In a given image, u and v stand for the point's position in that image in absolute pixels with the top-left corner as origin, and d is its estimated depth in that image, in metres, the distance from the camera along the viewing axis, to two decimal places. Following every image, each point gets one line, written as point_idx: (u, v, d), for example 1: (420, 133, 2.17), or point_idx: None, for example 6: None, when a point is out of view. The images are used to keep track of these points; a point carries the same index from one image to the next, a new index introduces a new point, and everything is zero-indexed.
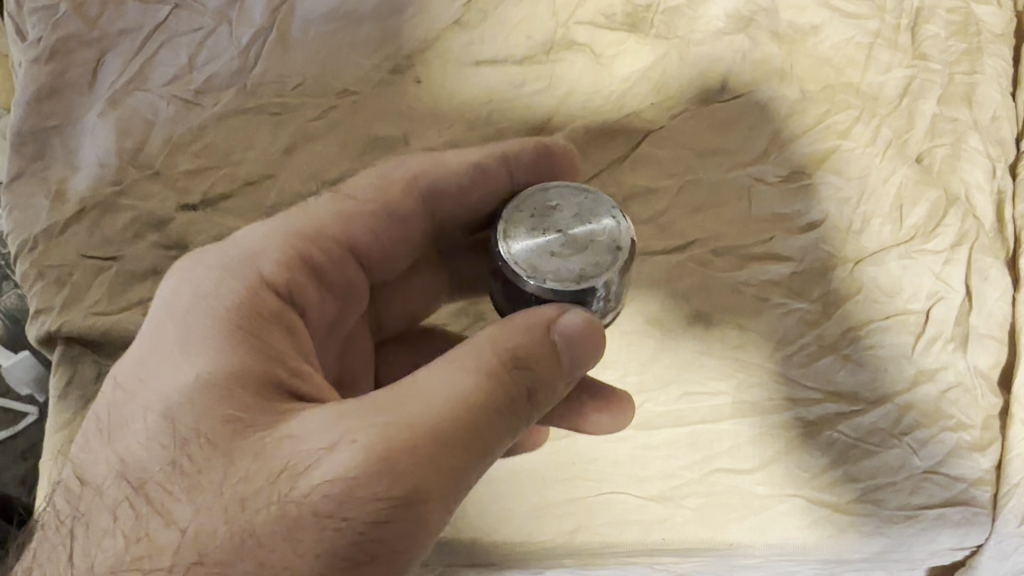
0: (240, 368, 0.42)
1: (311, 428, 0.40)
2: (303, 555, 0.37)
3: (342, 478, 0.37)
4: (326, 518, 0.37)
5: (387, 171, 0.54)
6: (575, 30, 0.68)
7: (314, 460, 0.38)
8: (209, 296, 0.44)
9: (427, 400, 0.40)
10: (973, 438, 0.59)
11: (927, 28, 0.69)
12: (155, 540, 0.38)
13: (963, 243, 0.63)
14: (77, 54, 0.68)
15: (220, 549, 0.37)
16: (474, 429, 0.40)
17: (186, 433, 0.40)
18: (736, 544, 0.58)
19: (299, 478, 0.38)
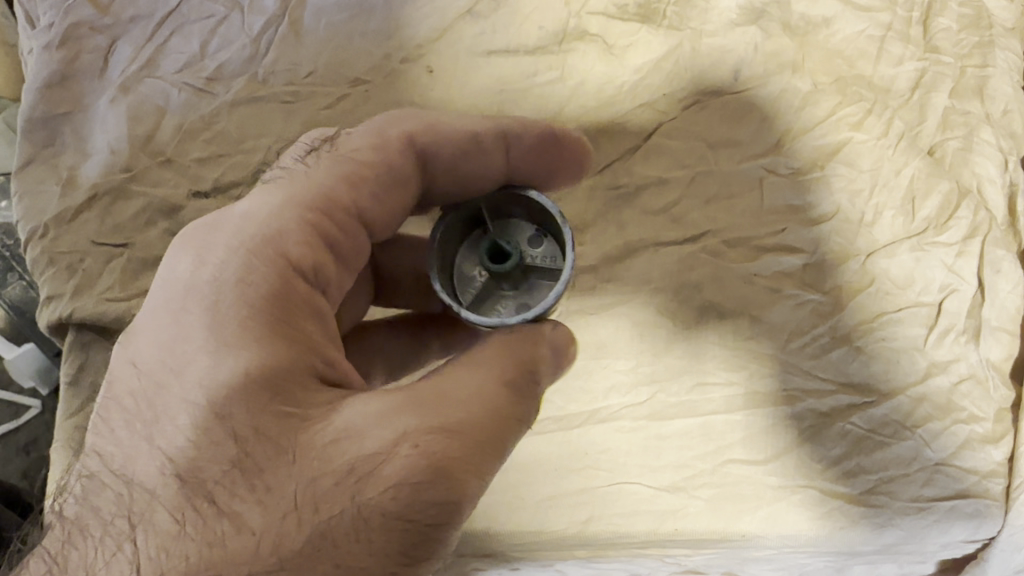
0: (291, 364, 0.41)
1: (366, 427, 0.40)
2: (375, 554, 0.39)
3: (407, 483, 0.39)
4: (393, 520, 0.39)
5: (421, 122, 0.51)
6: (587, 20, 0.68)
7: (379, 464, 0.39)
8: (254, 283, 0.42)
9: (469, 406, 0.41)
10: (985, 430, 0.59)
11: (939, 21, 0.69)
12: (228, 546, 0.38)
13: (976, 236, 0.62)
14: (89, 41, 0.68)
15: (294, 555, 0.38)
16: (508, 430, 0.42)
17: (241, 432, 0.40)
18: (748, 535, 0.58)
19: (365, 481, 0.39)
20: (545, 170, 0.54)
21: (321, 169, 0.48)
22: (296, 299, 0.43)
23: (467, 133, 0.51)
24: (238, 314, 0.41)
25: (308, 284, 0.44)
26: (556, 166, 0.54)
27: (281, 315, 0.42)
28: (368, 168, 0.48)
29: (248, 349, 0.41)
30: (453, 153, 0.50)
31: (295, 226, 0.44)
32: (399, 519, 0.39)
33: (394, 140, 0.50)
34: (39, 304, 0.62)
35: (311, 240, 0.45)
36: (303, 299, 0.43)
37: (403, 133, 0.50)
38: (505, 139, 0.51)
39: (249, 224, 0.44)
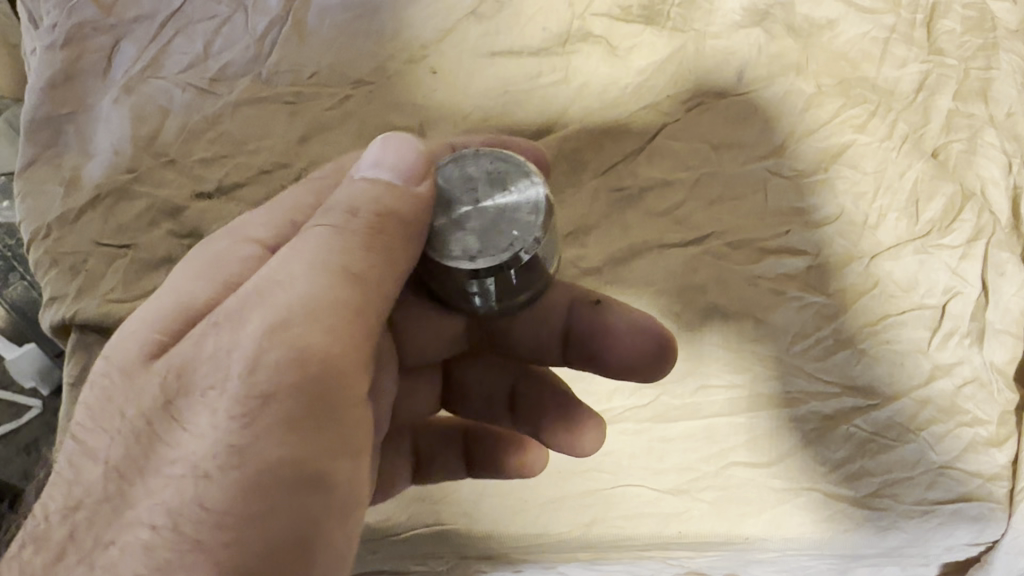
0: (187, 301, 0.41)
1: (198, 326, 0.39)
2: (203, 438, 0.36)
3: (213, 347, 0.37)
4: (209, 395, 0.37)
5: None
6: (591, 21, 0.68)
7: (192, 352, 0.38)
8: (191, 255, 0.44)
9: (273, 263, 0.39)
10: (989, 433, 0.59)
11: (943, 23, 0.69)
12: (83, 476, 0.38)
13: (979, 238, 0.62)
14: (93, 41, 0.68)
15: (131, 464, 0.37)
16: (325, 268, 0.38)
17: (114, 366, 0.40)
18: (752, 538, 0.59)
19: (186, 372, 0.38)
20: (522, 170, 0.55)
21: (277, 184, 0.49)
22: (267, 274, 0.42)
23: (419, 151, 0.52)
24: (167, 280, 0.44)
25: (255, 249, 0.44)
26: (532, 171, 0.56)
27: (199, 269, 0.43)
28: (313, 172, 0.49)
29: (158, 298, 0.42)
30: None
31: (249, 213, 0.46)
32: (218, 386, 0.37)
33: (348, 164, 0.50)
34: (43, 304, 0.62)
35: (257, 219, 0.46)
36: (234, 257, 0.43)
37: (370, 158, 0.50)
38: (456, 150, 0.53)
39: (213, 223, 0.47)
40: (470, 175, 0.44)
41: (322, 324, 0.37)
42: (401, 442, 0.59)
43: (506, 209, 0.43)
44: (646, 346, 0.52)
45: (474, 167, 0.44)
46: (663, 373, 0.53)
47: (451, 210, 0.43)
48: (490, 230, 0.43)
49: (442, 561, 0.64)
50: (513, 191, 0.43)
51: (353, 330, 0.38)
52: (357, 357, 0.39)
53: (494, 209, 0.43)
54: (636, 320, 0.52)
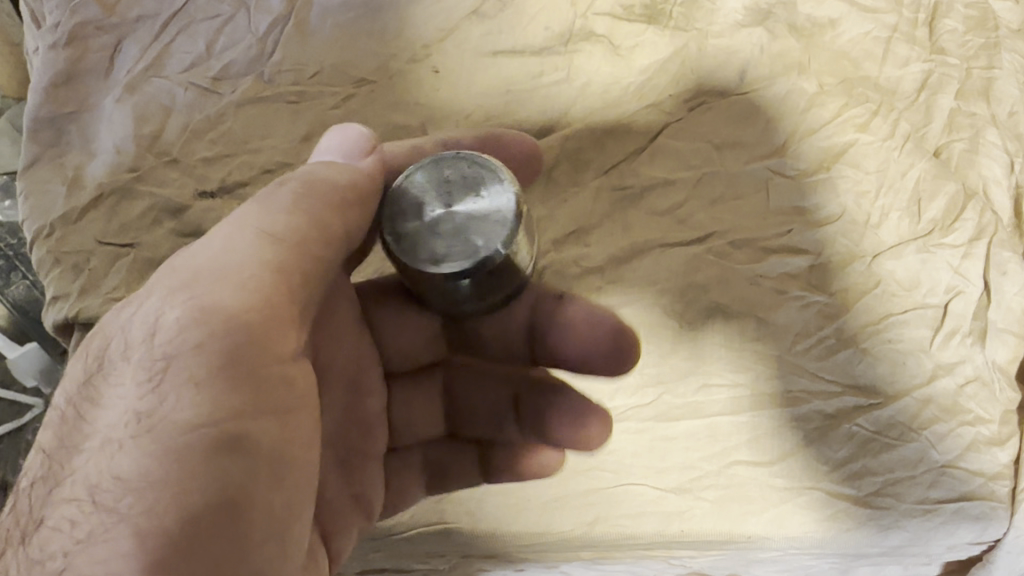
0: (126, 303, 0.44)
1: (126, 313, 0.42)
2: (120, 408, 0.39)
3: (134, 322, 0.41)
4: (126, 367, 0.40)
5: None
6: (593, 21, 0.68)
7: (118, 335, 0.41)
8: None
9: (195, 249, 0.43)
10: (991, 432, 0.59)
11: (945, 23, 0.69)
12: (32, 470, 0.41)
13: (982, 238, 0.62)
14: (95, 40, 0.68)
15: (60, 450, 0.40)
16: (243, 247, 0.42)
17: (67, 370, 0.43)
18: (753, 536, 0.59)
19: (111, 355, 0.41)
20: (514, 161, 0.56)
21: None
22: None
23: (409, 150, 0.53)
24: None
25: None
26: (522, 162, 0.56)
27: None
28: None
29: None
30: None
31: None
32: (133, 357, 0.40)
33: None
34: (46, 303, 0.62)
35: None
36: None
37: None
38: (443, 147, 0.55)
39: None
40: (445, 177, 0.46)
41: (231, 283, 0.40)
42: (411, 454, 0.60)
43: (473, 214, 0.45)
44: (606, 339, 0.53)
45: (452, 170, 0.46)
46: (630, 365, 0.53)
47: (423, 212, 0.46)
48: (457, 232, 0.45)
49: (444, 560, 0.65)
50: (483, 196, 0.45)
51: (266, 288, 0.41)
52: (271, 315, 0.41)
53: (464, 212, 0.45)
54: (597, 314, 0.53)
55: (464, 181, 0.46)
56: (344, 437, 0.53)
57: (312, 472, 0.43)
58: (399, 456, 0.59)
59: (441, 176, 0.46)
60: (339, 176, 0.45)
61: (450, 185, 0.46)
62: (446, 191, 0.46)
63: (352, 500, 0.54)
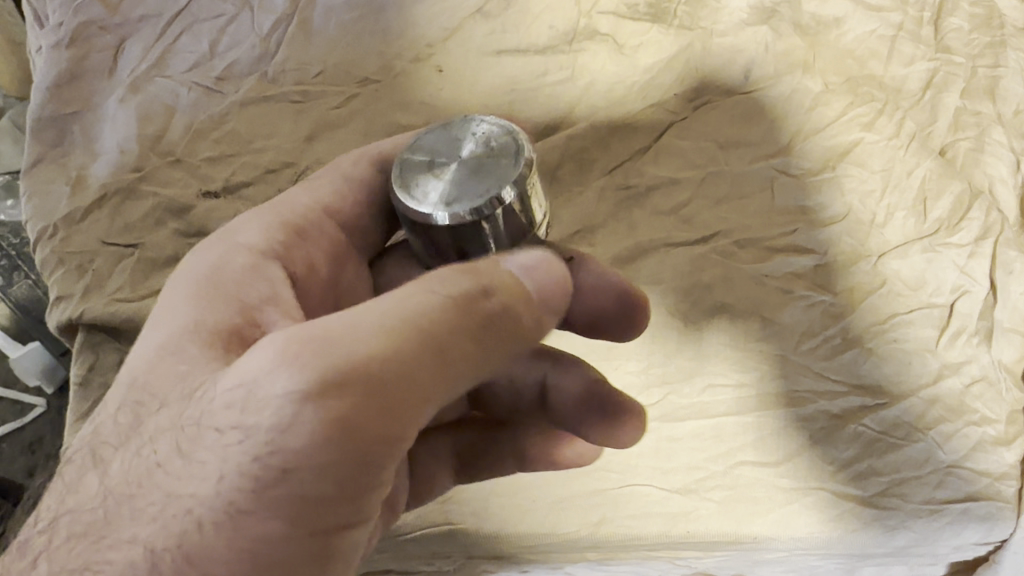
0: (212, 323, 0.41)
1: (249, 370, 0.35)
2: (218, 496, 0.35)
3: (265, 412, 0.34)
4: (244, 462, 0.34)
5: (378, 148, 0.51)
6: (598, 19, 0.68)
7: (230, 404, 0.35)
8: (218, 266, 0.44)
9: (353, 333, 0.35)
10: (998, 432, 0.59)
11: (950, 21, 0.69)
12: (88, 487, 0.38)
13: (988, 237, 0.62)
14: (98, 40, 0.69)
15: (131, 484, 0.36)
16: (426, 357, 0.36)
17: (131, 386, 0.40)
18: (759, 537, 0.59)
19: (214, 422, 0.35)
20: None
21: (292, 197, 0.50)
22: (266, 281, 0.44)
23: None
24: (177, 296, 0.43)
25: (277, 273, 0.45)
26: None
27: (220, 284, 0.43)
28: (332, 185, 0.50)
29: (178, 314, 0.42)
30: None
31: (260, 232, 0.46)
32: (250, 451, 0.34)
33: (349, 162, 0.51)
34: (49, 303, 0.62)
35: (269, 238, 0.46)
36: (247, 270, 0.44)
37: (375, 161, 0.51)
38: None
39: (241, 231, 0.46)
40: (457, 139, 0.41)
41: (385, 405, 0.35)
42: (439, 447, 0.57)
43: (488, 163, 0.40)
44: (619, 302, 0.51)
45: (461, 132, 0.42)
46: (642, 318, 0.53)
47: (434, 170, 0.41)
48: (474, 185, 0.40)
49: (449, 561, 0.64)
50: (495, 145, 0.41)
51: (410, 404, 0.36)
52: (391, 438, 0.36)
53: (477, 164, 0.40)
54: (604, 276, 0.51)
55: (473, 135, 0.41)
56: None
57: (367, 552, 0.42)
58: (425, 448, 0.56)
59: (448, 133, 0.42)
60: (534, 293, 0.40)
61: (461, 138, 0.41)
62: (457, 148, 0.41)
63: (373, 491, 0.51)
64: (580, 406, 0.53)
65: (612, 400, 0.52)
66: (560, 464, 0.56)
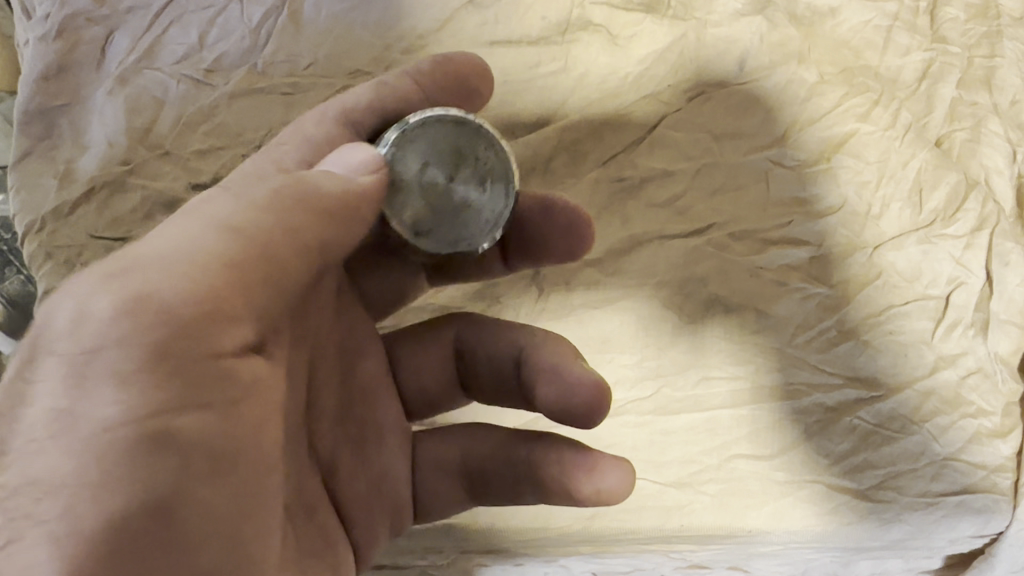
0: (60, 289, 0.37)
1: (66, 285, 0.36)
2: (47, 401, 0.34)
3: (76, 309, 0.35)
4: (68, 355, 0.34)
5: (338, 103, 0.52)
6: (590, 10, 0.66)
7: (53, 311, 0.35)
8: None
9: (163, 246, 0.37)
10: (994, 424, 0.59)
11: (947, 11, 0.67)
12: None
13: (983, 229, 0.61)
14: (86, 32, 0.67)
15: None
16: (241, 252, 0.38)
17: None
18: (753, 531, 0.59)
19: (42, 339, 0.35)
20: (471, 79, 0.55)
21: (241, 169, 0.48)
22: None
23: (374, 102, 0.52)
24: None
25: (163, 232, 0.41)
26: (474, 83, 0.55)
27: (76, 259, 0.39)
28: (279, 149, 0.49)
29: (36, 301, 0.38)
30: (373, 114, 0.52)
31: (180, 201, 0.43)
32: (69, 345, 0.34)
33: (311, 123, 0.51)
34: (38, 297, 0.63)
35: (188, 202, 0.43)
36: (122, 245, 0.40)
37: (337, 119, 0.52)
38: (414, 82, 0.53)
39: None
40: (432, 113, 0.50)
41: (178, 272, 0.36)
42: (448, 459, 0.54)
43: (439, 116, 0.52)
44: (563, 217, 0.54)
45: (385, 128, 0.51)
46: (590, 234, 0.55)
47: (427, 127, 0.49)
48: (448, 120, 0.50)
49: (441, 556, 0.64)
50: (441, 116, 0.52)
51: (219, 284, 0.37)
52: (212, 312, 0.36)
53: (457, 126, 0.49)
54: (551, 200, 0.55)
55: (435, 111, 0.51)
56: (351, 408, 0.51)
57: (265, 464, 0.40)
58: (429, 453, 0.54)
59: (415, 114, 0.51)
60: (329, 186, 0.41)
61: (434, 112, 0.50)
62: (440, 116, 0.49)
63: (370, 485, 0.52)
64: (566, 404, 0.48)
65: (586, 391, 0.48)
66: (579, 498, 0.49)
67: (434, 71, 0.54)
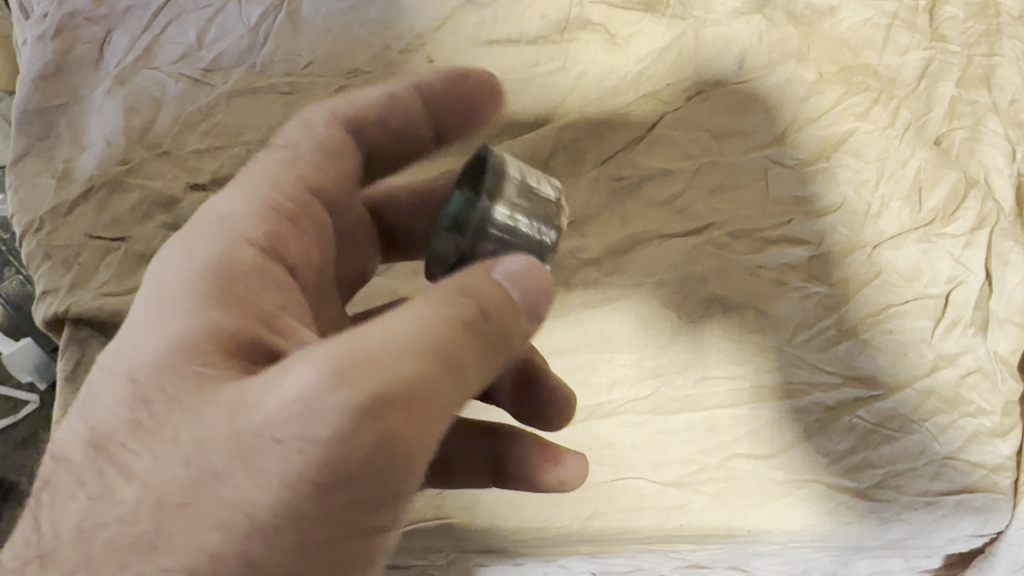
0: (213, 326, 0.38)
1: (274, 359, 0.36)
2: (259, 488, 0.33)
3: (299, 398, 0.33)
4: (285, 446, 0.33)
5: (348, 107, 0.51)
6: (589, 8, 0.67)
7: (270, 388, 0.34)
8: (194, 255, 0.42)
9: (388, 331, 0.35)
10: (993, 424, 0.58)
11: (947, 9, 0.68)
12: (110, 494, 0.35)
13: (982, 228, 0.61)
14: (85, 32, 0.68)
15: (169, 496, 0.34)
16: (445, 363, 0.36)
17: (144, 392, 0.37)
18: (753, 530, 0.58)
19: (252, 408, 0.34)
20: (478, 107, 0.56)
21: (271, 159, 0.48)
22: (237, 269, 0.41)
23: (383, 108, 0.52)
24: (164, 289, 0.40)
25: (257, 256, 0.43)
26: (479, 108, 0.56)
27: (218, 283, 0.40)
28: (304, 145, 0.49)
29: (170, 317, 0.39)
30: (378, 121, 0.52)
31: (251, 213, 0.44)
32: (296, 439, 0.33)
33: (321, 123, 0.50)
34: (38, 298, 0.62)
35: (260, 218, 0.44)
36: (251, 268, 0.42)
37: (342, 121, 0.51)
38: (422, 94, 0.53)
39: (209, 214, 0.44)
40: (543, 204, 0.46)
41: (403, 384, 0.34)
42: None
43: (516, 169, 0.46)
44: None
45: (496, 190, 0.43)
46: None
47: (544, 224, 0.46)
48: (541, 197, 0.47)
49: (441, 555, 0.64)
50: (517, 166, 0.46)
51: (434, 399, 0.35)
52: (426, 426, 0.35)
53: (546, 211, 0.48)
54: None
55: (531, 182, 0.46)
56: None
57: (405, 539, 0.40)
58: None
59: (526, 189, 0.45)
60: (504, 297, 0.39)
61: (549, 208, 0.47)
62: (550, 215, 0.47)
63: None
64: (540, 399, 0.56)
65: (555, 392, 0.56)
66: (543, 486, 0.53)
67: (442, 90, 0.54)
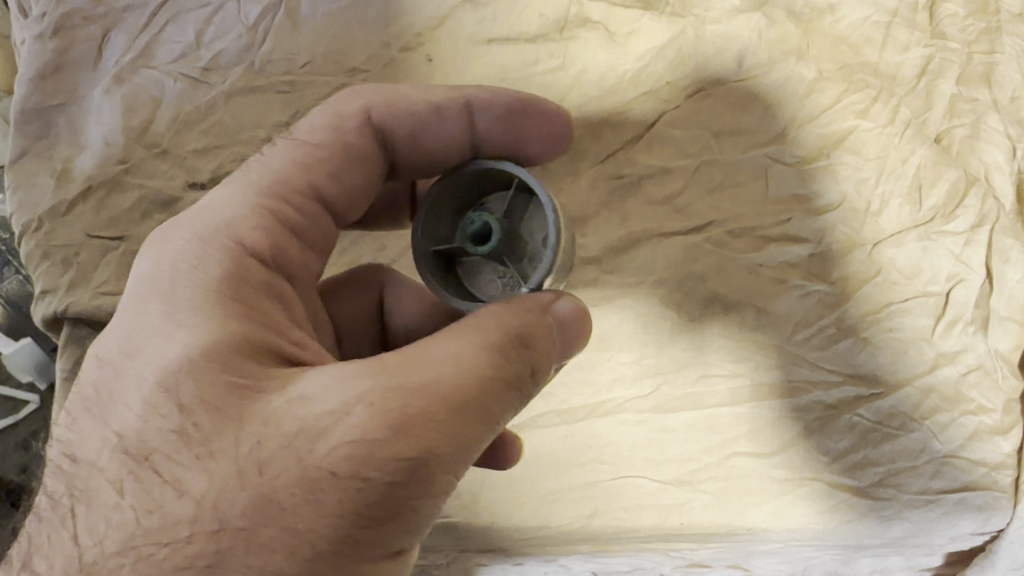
0: (246, 339, 0.41)
1: (321, 389, 0.38)
2: (324, 515, 0.37)
3: (362, 438, 0.37)
4: (346, 479, 0.37)
5: (385, 106, 0.51)
6: (587, 5, 0.66)
7: (327, 423, 0.37)
8: (205, 266, 0.43)
9: (436, 371, 0.39)
10: (993, 421, 0.58)
11: (946, 7, 0.65)
12: (167, 513, 0.37)
13: (984, 224, 0.61)
14: (82, 31, 0.68)
15: (233, 517, 0.37)
16: (488, 400, 0.39)
17: (188, 402, 0.39)
18: (754, 529, 0.59)
19: (316, 440, 0.37)
20: (530, 145, 0.55)
21: (279, 156, 0.49)
22: (250, 282, 0.44)
23: (422, 116, 0.52)
24: (185, 296, 0.42)
25: (263, 270, 0.45)
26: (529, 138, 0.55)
27: (234, 292, 0.42)
28: (324, 149, 0.49)
29: (195, 326, 0.41)
30: (411, 127, 0.52)
31: (252, 215, 0.45)
32: (353, 475, 0.37)
33: (352, 129, 0.50)
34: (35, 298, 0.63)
35: (260, 222, 0.46)
36: (260, 282, 0.44)
37: (373, 126, 0.51)
38: (469, 108, 0.52)
39: (207, 218, 0.45)
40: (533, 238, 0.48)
41: (453, 425, 0.38)
42: None
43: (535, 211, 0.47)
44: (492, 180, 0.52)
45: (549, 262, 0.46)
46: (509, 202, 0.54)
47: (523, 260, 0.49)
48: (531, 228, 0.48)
49: (441, 554, 0.64)
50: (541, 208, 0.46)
51: (476, 434, 0.39)
52: (464, 461, 0.39)
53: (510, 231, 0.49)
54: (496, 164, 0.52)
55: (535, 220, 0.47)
56: None
57: None
58: None
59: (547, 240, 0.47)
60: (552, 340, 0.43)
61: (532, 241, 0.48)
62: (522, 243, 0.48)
63: None
64: None
65: None
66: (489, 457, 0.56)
67: (492, 112, 0.53)
